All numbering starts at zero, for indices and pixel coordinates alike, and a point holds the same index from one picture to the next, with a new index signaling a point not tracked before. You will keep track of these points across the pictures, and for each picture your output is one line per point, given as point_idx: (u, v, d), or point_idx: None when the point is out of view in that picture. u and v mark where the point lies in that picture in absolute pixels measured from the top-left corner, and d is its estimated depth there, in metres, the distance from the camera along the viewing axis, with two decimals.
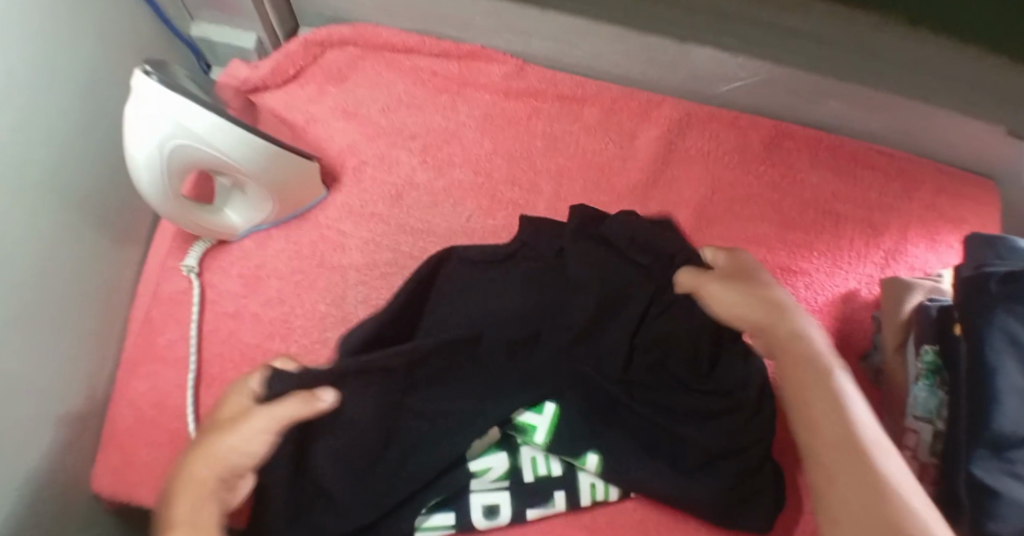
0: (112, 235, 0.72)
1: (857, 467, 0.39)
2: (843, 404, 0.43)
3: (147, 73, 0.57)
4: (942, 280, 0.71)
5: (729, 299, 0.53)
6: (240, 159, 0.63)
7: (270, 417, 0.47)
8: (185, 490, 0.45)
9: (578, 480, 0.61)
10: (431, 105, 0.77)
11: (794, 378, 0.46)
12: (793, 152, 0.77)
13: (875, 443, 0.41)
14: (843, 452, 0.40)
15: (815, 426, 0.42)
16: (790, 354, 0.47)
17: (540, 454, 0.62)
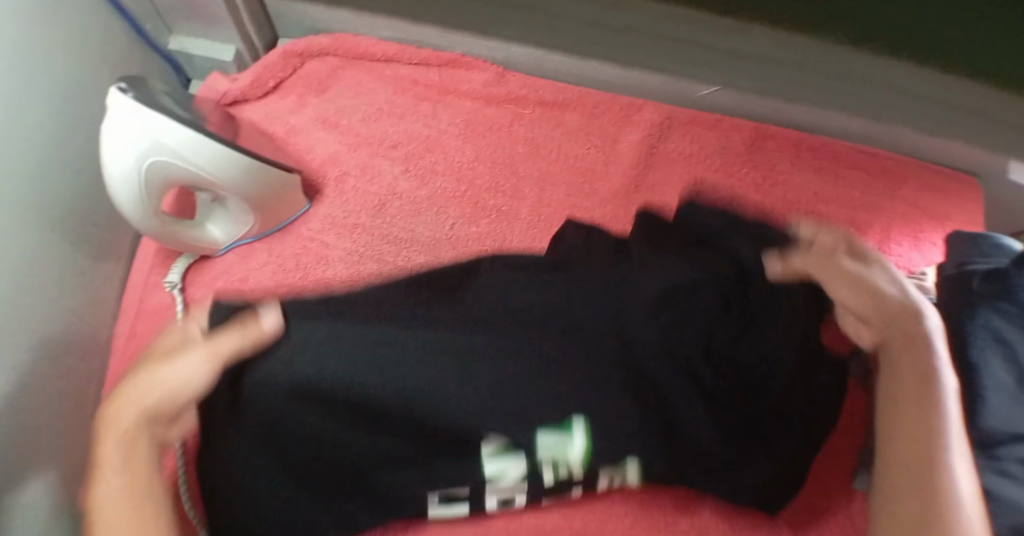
0: (93, 251, 0.71)
1: (925, 471, 0.44)
2: (932, 415, 0.46)
3: (123, 90, 0.57)
4: (926, 278, 0.71)
5: (844, 288, 0.54)
6: (219, 175, 0.62)
7: (219, 349, 0.50)
8: (113, 437, 0.46)
9: (600, 480, 0.60)
10: (412, 113, 0.77)
11: (899, 376, 0.49)
12: (775, 153, 0.77)
13: (954, 450, 0.45)
14: (919, 466, 0.44)
15: (897, 434, 0.47)
16: (893, 362, 0.50)
17: (561, 457, 0.57)
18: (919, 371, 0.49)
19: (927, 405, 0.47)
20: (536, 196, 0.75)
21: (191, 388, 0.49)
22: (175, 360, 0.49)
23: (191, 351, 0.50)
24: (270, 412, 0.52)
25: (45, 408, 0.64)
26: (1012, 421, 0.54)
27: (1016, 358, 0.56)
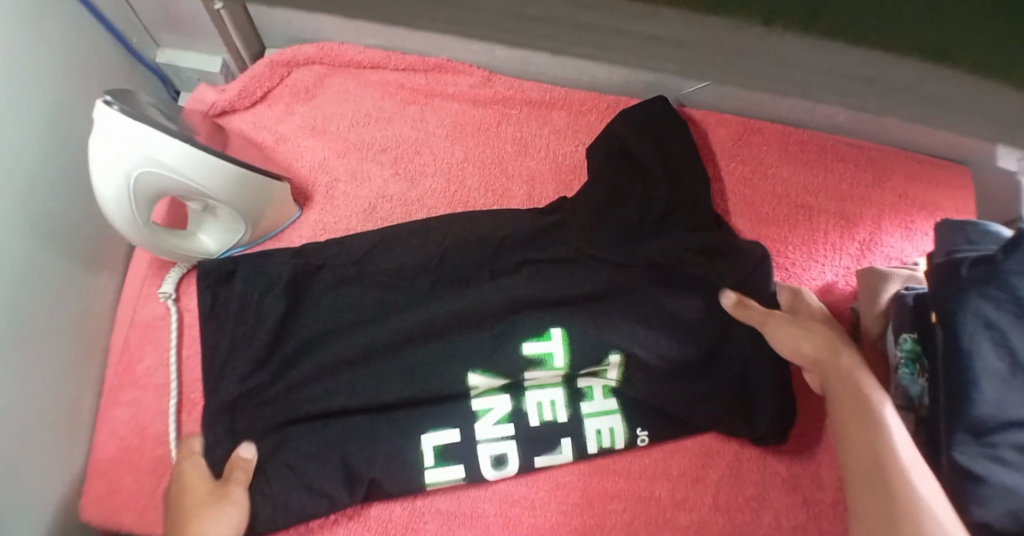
0: (86, 265, 0.72)
1: (876, 491, 0.47)
2: (879, 431, 0.50)
3: (108, 104, 0.57)
4: (918, 268, 0.72)
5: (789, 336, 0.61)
6: (209, 186, 0.63)
7: (241, 489, 0.60)
8: None
9: (584, 428, 0.67)
10: (400, 118, 0.78)
11: (842, 420, 0.54)
12: (763, 147, 0.77)
13: (905, 465, 0.48)
14: (873, 476, 0.48)
15: (856, 462, 0.50)
16: (838, 391, 0.55)
17: (545, 400, 0.67)
18: (860, 397, 0.53)
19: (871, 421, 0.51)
20: (525, 197, 0.76)
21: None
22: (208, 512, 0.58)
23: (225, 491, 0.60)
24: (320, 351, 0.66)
25: (45, 424, 0.65)
26: (1003, 408, 0.54)
27: (1008, 344, 0.55)
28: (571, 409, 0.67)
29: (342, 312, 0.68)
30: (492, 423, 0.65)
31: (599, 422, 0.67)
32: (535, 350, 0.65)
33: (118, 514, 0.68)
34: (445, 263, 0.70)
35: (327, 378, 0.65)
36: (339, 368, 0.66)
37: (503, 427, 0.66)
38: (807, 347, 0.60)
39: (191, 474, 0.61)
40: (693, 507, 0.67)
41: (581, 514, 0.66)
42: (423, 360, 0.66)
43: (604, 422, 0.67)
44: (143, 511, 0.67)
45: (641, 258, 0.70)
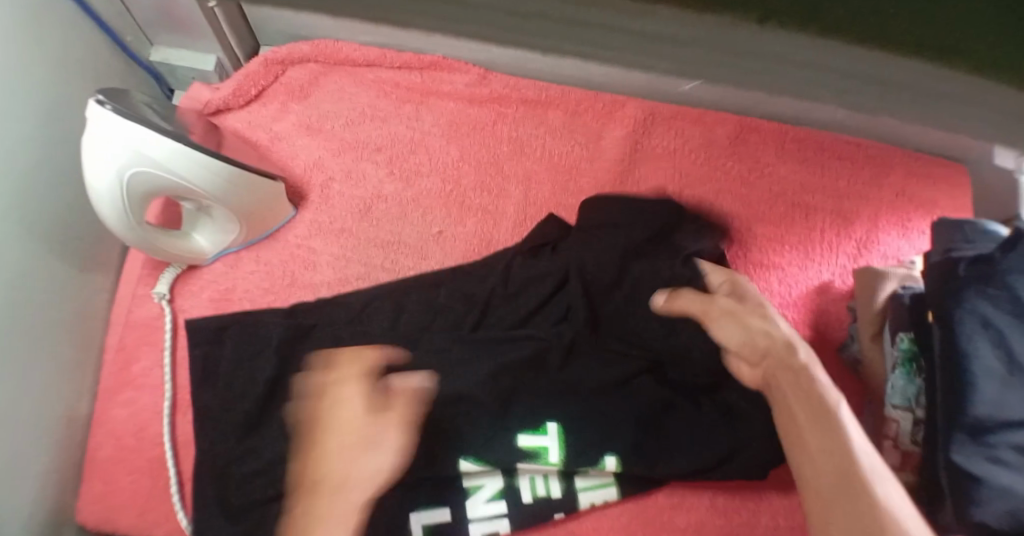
0: (81, 265, 0.71)
1: (849, 505, 0.39)
2: (836, 432, 0.43)
3: (101, 103, 0.57)
4: (915, 266, 0.71)
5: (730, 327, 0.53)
6: (203, 185, 0.62)
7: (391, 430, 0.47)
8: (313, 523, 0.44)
9: (577, 501, 0.66)
10: (395, 116, 0.77)
11: (784, 416, 0.46)
12: (760, 145, 0.76)
13: (874, 473, 0.40)
14: (838, 493, 0.40)
15: (816, 465, 0.42)
16: (800, 406, 0.45)
17: (539, 475, 0.66)
18: (823, 409, 0.44)
19: (833, 430, 0.43)
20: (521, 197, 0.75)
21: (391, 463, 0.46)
22: (333, 518, 0.44)
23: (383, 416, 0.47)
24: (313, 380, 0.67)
25: (39, 426, 0.65)
26: (1002, 407, 0.54)
27: (1005, 343, 0.55)
28: (564, 483, 0.66)
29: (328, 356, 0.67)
30: (484, 500, 0.65)
31: (592, 494, 0.66)
32: (531, 443, 0.63)
33: (113, 516, 0.67)
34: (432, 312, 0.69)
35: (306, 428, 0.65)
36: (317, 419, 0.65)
37: (496, 503, 0.65)
38: (735, 334, 0.53)
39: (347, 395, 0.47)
40: (690, 508, 0.67)
41: (578, 513, 0.67)
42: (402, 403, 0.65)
43: (599, 494, 0.66)
44: (137, 512, 0.67)
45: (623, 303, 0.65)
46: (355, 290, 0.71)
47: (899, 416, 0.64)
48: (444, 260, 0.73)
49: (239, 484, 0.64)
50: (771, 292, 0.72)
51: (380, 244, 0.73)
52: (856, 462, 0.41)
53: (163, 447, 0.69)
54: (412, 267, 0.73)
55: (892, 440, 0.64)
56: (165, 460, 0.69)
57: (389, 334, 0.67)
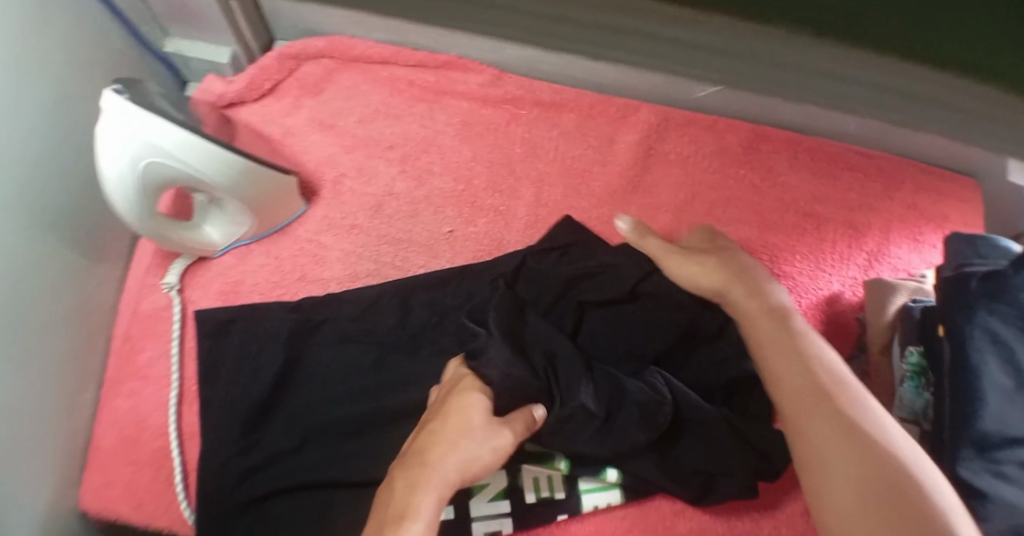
0: (89, 255, 0.71)
1: (823, 406, 0.49)
2: (803, 354, 0.53)
3: (118, 92, 0.57)
4: (925, 280, 0.71)
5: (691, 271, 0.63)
6: (215, 177, 0.62)
7: (502, 444, 0.55)
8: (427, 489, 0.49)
9: (580, 503, 0.66)
10: (408, 115, 0.77)
11: (760, 346, 0.56)
12: (772, 155, 0.76)
13: (837, 382, 0.51)
14: (810, 400, 0.50)
15: (789, 383, 0.52)
16: (766, 330, 0.56)
17: (542, 475, 0.66)
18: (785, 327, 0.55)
19: (797, 350, 0.54)
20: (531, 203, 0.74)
21: (485, 458, 0.54)
22: (429, 484, 0.50)
23: (497, 430, 0.55)
24: (319, 374, 0.68)
25: (44, 413, 0.65)
26: (1010, 424, 0.54)
27: (1014, 359, 0.55)
28: (567, 485, 0.66)
29: (331, 356, 0.68)
30: (485, 500, 0.65)
31: (595, 497, 0.66)
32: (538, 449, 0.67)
33: (113, 507, 0.67)
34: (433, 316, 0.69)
35: (301, 425, 0.66)
36: (314, 417, 0.66)
37: (498, 504, 0.65)
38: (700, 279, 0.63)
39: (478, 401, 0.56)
40: (693, 515, 0.67)
41: (581, 517, 0.67)
42: (402, 399, 0.66)
43: (601, 498, 0.66)
44: (138, 504, 0.67)
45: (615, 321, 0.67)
46: (364, 287, 0.71)
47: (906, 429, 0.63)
48: (453, 259, 0.73)
49: (240, 477, 0.64)
50: None
51: (390, 241, 0.73)
52: (818, 373, 0.51)
53: (167, 438, 0.69)
54: (421, 266, 0.73)
55: None
56: (168, 451, 0.69)
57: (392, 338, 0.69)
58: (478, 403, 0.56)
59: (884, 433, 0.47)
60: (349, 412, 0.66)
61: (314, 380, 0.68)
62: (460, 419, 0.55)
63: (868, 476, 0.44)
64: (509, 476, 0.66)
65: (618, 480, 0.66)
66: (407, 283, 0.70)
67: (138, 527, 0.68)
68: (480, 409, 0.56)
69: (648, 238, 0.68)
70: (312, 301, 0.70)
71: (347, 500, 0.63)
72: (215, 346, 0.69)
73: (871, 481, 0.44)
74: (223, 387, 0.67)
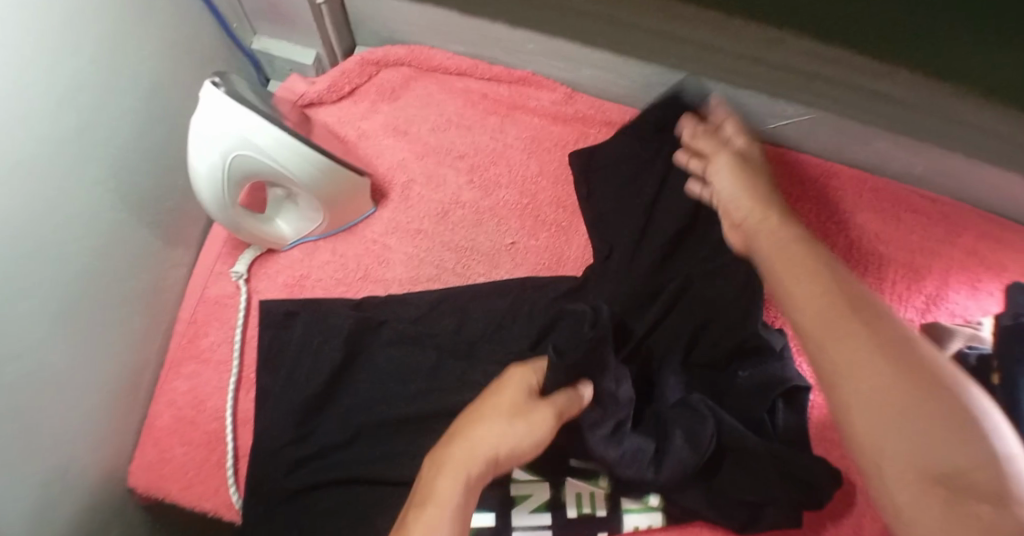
0: (166, 237, 0.74)
1: (852, 326, 0.41)
2: (823, 274, 0.46)
3: (216, 85, 0.60)
4: (982, 328, 0.70)
5: (721, 180, 0.64)
6: (296, 172, 0.64)
7: (539, 417, 0.52)
8: (449, 469, 0.48)
9: (622, 523, 0.66)
10: (479, 126, 0.79)
11: (773, 267, 0.50)
12: (835, 191, 0.77)
13: (874, 306, 0.43)
14: (832, 319, 0.42)
15: (807, 304, 0.44)
16: (768, 238, 0.54)
17: (585, 492, 0.67)
18: (793, 227, 0.53)
19: (817, 269, 0.47)
20: (583, 178, 0.76)
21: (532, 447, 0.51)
22: (457, 471, 0.48)
23: (532, 409, 0.52)
24: (379, 373, 0.70)
25: (107, 388, 0.67)
26: None
27: None
28: (610, 504, 0.67)
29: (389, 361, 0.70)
30: (528, 511, 0.66)
31: (638, 519, 0.66)
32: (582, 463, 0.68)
33: (163, 485, 0.69)
34: (492, 327, 0.70)
35: (355, 420, 0.68)
36: (368, 415, 0.68)
37: (541, 516, 0.66)
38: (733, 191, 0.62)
39: (515, 381, 0.54)
40: None
41: None
42: (455, 401, 0.67)
43: (644, 519, 0.66)
44: (187, 484, 0.69)
45: (662, 334, 0.68)
46: (425, 290, 0.73)
47: None
48: (513, 270, 0.74)
49: (294, 466, 0.66)
50: None
51: (452, 248, 0.75)
52: (839, 287, 0.45)
53: (222, 422, 0.71)
54: (481, 275, 0.74)
55: None
56: (222, 436, 0.71)
57: (447, 343, 0.70)
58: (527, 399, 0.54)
59: (944, 365, 0.40)
60: (402, 414, 0.68)
61: (372, 378, 0.70)
62: (494, 399, 0.53)
63: (909, 404, 0.37)
64: (553, 489, 0.67)
65: (661, 503, 0.67)
66: (467, 291, 0.72)
67: (185, 508, 0.70)
68: (513, 386, 0.54)
69: (706, 136, 0.68)
70: (375, 302, 0.72)
71: (390, 500, 0.64)
72: (273, 342, 0.71)
73: (902, 397, 0.37)
74: (284, 378, 0.69)
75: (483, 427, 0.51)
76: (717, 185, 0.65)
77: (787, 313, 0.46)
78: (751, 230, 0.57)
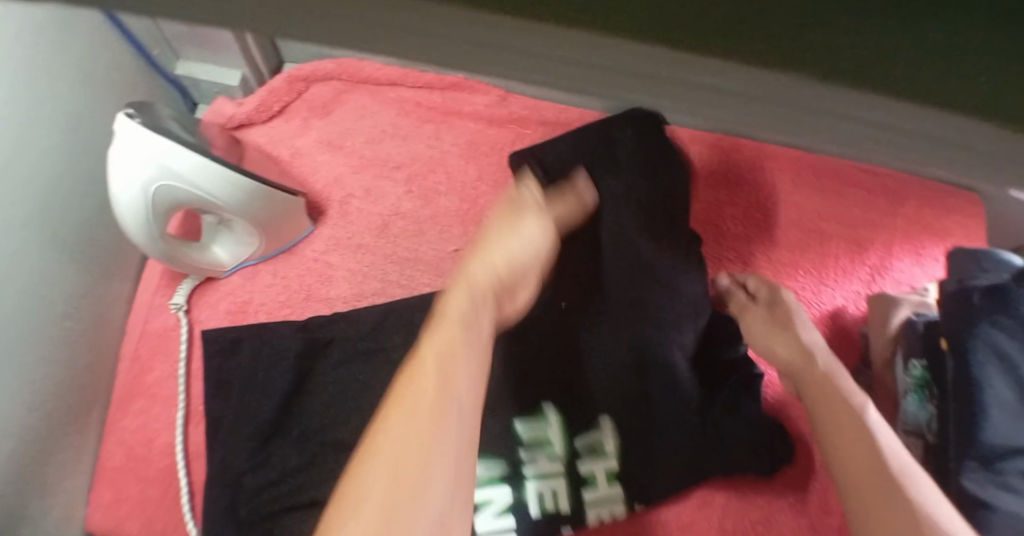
0: (101, 274, 0.72)
1: (891, 500, 0.45)
2: (864, 439, 0.51)
3: (131, 116, 0.58)
4: (928, 294, 0.71)
5: (757, 328, 0.66)
6: (224, 199, 0.63)
7: (538, 219, 0.46)
8: (457, 284, 0.40)
9: (585, 515, 0.65)
10: (415, 134, 0.78)
11: (821, 416, 0.55)
12: (776, 172, 0.77)
13: (907, 474, 0.47)
14: (874, 492, 0.47)
15: (853, 469, 0.49)
16: (812, 387, 0.58)
17: (547, 490, 0.65)
18: (837, 392, 0.56)
19: (850, 427, 0.52)
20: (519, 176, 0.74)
21: (530, 271, 0.44)
22: (464, 286, 0.40)
23: (525, 213, 0.46)
24: (332, 395, 0.68)
25: (52, 433, 0.65)
26: (1013, 438, 0.54)
27: (1017, 375, 0.56)
28: (574, 499, 0.65)
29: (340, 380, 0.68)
30: (492, 517, 0.63)
31: (600, 508, 0.65)
32: (533, 446, 0.66)
33: (118, 528, 0.67)
34: None
35: (308, 443, 0.66)
36: (320, 437, 0.67)
37: (504, 520, 0.63)
38: (778, 347, 0.64)
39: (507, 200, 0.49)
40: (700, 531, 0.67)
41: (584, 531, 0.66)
42: None
43: (607, 507, 0.65)
44: (143, 524, 0.67)
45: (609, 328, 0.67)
46: (370, 306, 0.72)
47: (911, 442, 0.64)
48: None
49: (251, 495, 0.65)
50: None
51: (395, 260, 0.74)
52: (873, 454, 0.49)
53: (173, 457, 0.69)
54: (427, 285, 0.73)
55: None
56: (175, 471, 0.69)
57: (397, 356, 0.69)
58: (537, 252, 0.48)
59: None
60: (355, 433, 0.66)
61: (322, 400, 0.68)
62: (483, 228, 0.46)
63: None
64: (515, 491, 0.64)
65: (622, 489, 0.66)
66: (413, 301, 0.71)
67: None
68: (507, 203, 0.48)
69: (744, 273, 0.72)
70: (321, 322, 0.71)
71: None
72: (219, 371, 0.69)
73: None
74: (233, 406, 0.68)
75: (480, 239, 0.44)
76: (750, 331, 0.68)
77: (830, 465, 0.52)
78: (801, 383, 0.60)
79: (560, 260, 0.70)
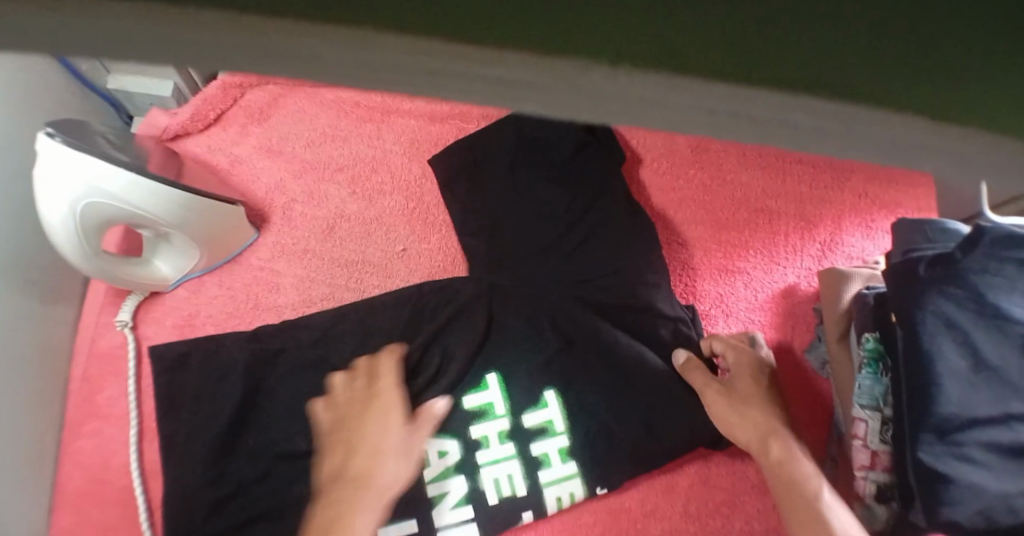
0: (44, 297, 0.71)
1: None
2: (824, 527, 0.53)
3: (51, 135, 0.57)
4: (878, 267, 0.71)
5: (721, 409, 0.63)
6: (159, 214, 0.62)
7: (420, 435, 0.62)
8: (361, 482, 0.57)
9: (544, 498, 0.65)
10: (356, 135, 0.77)
11: (788, 508, 0.56)
12: (720, 154, 0.78)
13: None
14: None
15: None
16: (774, 473, 0.58)
17: (502, 475, 0.65)
18: (797, 477, 0.57)
19: (814, 520, 0.54)
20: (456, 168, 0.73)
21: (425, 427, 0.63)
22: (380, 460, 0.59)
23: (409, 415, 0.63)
24: (287, 405, 0.67)
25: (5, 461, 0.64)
26: (967, 408, 0.50)
27: (972, 344, 0.51)
28: (530, 482, 0.65)
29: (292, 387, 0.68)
30: (450, 508, 0.63)
31: (559, 489, 0.65)
32: (483, 433, 0.65)
33: None
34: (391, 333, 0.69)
35: (264, 454, 0.66)
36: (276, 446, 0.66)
37: (463, 510, 0.64)
38: (744, 430, 0.61)
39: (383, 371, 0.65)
40: (664, 516, 0.67)
41: (547, 517, 0.67)
42: None
43: (565, 488, 0.65)
44: None
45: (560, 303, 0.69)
46: (319, 311, 0.71)
47: (867, 416, 0.60)
48: (409, 276, 0.73)
49: (207, 512, 0.64)
50: (737, 297, 0.73)
51: (343, 263, 0.73)
52: None
53: (130, 476, 0.69)
54: (377, 286, 0.73)
55: (862, 440, 0.60)
56: (133, 490, 0.68)
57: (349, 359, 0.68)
58: (422, 436, 0.62)
59: None
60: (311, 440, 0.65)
61: (275, 410, 0.67)
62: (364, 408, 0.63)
63: None
64: (471, 481, 0.64)
65: (579, 467, 0.66)
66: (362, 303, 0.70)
67: None
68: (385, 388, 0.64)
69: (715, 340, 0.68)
70: (266, 328, 0.70)
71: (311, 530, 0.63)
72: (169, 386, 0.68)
73: None
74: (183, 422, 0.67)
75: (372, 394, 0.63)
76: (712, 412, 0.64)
77: None
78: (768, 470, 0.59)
79: (509, 246, 0.71)
